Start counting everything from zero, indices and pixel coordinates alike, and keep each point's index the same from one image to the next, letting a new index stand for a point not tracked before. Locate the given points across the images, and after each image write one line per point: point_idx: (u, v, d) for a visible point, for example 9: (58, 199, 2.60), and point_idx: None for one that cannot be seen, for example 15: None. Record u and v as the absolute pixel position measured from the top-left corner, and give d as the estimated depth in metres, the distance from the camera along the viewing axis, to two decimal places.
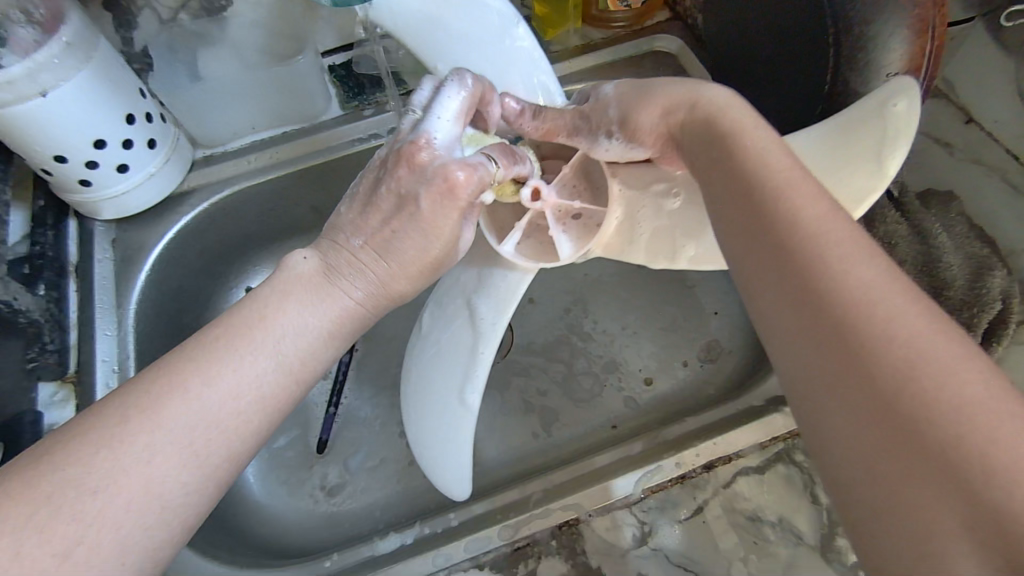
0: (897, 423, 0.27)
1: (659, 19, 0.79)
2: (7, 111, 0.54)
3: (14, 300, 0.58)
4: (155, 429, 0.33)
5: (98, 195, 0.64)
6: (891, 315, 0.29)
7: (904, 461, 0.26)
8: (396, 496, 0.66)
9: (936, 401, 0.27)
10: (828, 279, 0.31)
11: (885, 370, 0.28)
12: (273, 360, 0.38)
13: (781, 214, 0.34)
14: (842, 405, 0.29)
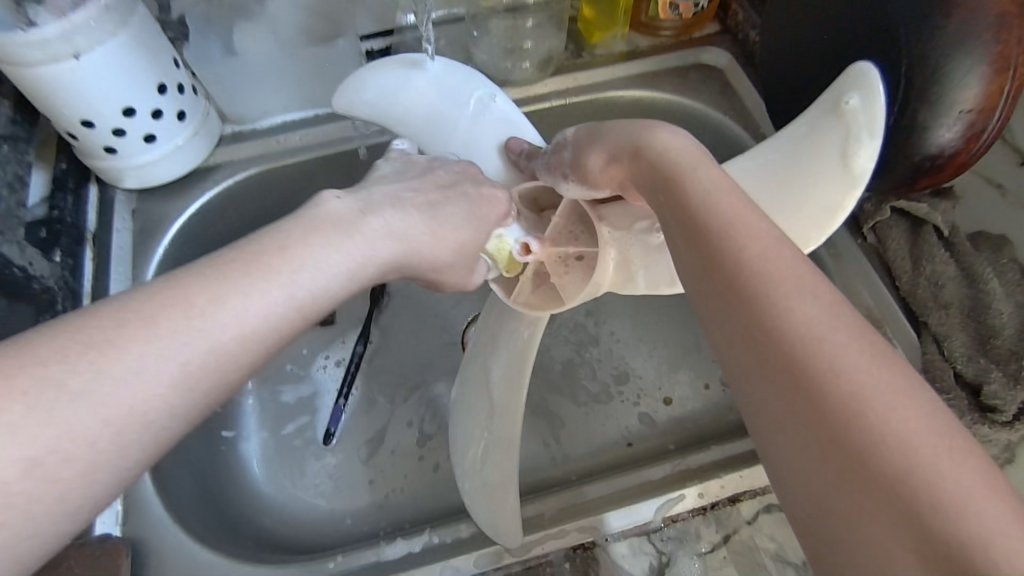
0: (857, 467, 0.22)
1: (708, 31, 0.77)
2: (38, 70, 0.52)
3: (30, 265, 0.55)
4: (161, 349, 0.29)
5: (122, 163, 0.63)
6: (841, 349, 0.25)
7: (868, 510, 0.22)
8: (401, 497, 0.64)
9: (901, 444, 0.22)
10: (773, 313, 0.26)
11: (839, 409, 0.23)
12: (284, 293, 0.34)
13: (725, 241, 0.29)
14: (790, 444, 0.25)
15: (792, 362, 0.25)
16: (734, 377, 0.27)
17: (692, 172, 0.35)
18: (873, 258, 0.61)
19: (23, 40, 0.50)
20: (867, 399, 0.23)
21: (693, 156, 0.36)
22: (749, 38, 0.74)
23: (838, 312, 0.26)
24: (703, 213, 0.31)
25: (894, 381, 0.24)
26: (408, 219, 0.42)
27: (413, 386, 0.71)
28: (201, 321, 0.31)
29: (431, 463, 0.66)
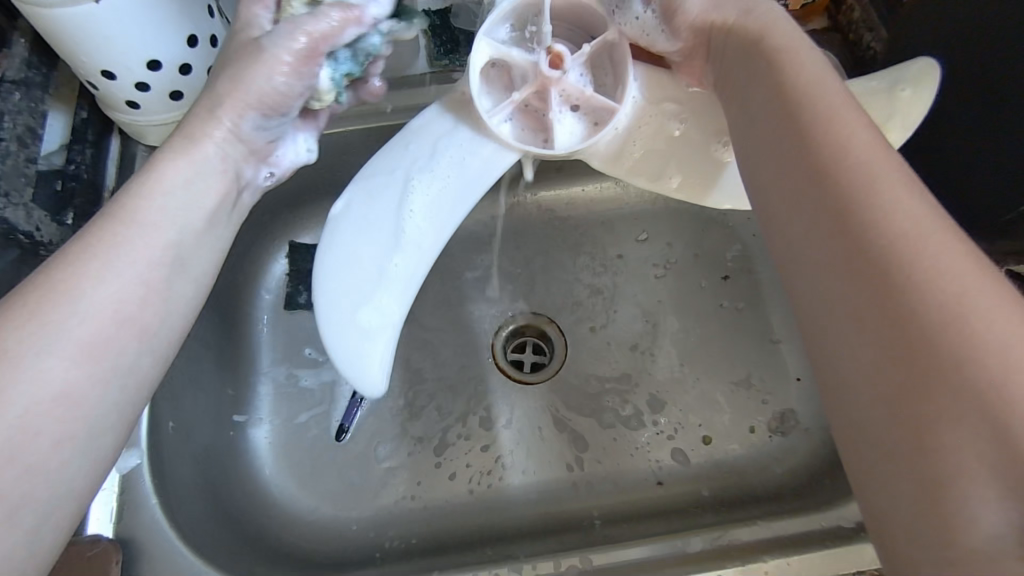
0: (933, 368, 0.27)
1: (815, 26, 0.66)
2: (53, 13, 0.46)
3: (37, 230, 0.50)
4: (64, 351, 0.34)
5: (146, 119, 0.57)
6: (931, 251, 0.29)
7: (933, 406, 0.27)
8: (411, 509, 0.61)
9: (978, 341, 0.27)
10: (870, 211, 0.31)
11: (926, 308, 0.28)
12: (172, 229, 0.40)
13: (858, 196, 0.31)
14: (862, 338, 0.30)
15: (904, 313, 0.29)
16: (833, 322, 0.31)
17: (816, 101, 0.36)
18: None
19: None
20: (986, 360, 0.27)
21: (820, 79, 0.37)
22: (863, 42, 0.63)
23: (966, 259, 0.29)
24: (833, 151, 0.33)
25: (1022, 336, 0.27)
26: (271, 95, 0.44)
27: (436, 388, 0.67)
28: (77, 312, 0.35)
29: (447, 476, 0.63)
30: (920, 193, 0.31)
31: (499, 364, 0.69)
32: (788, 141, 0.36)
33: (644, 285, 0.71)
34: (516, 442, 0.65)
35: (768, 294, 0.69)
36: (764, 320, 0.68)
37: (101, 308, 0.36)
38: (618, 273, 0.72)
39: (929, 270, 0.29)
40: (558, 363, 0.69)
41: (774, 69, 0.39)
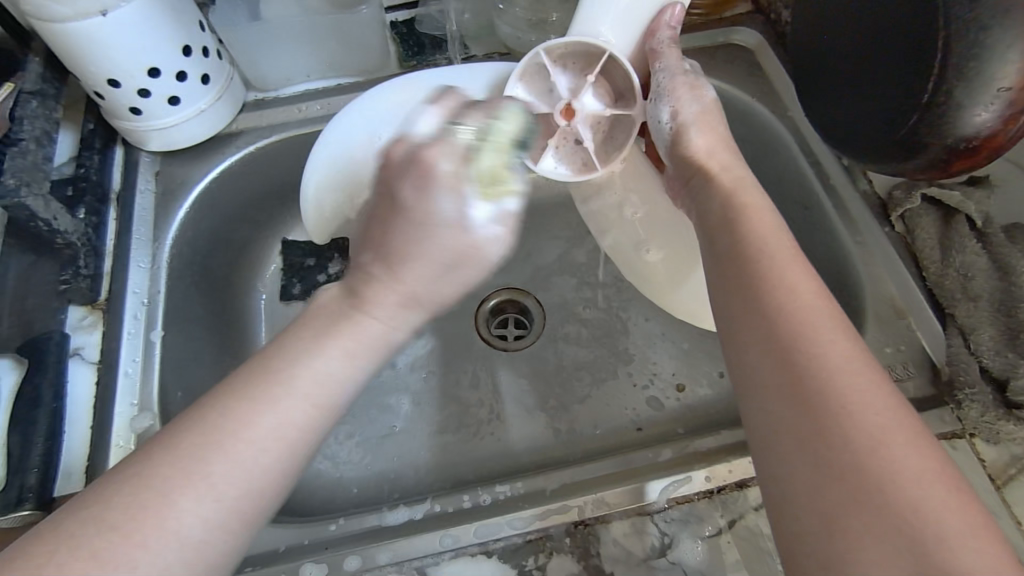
0: (862, 491, 0.29)
1: (739, 11, 0.75)
2: (66, 27, 0.53)
3: (54, 220, 0.55)
4: (247, 442, 0.31)
5: (146, 125, 0.63)
6: (862, 391, 0.32)
7: (863, 526, 0.28)
8: (406, 469, 0.65)
9: (897, 475, 0.29)
10: (810, 348, 0.33)
11: (855, 438, 0.30)
12: (357, 366, 0.35)
13: (804, 338, 0.34)
14: (798, 461, 0.31)
15: (802, 374, 0.32)
16: (746, 385, 0.35)
17: (749, 214, 0.42)
18: (899, 248, 0.59)
19: None
20: (870, 420, 0.30)
21: (751, 198, 0.43)
22: (781, 18, 0.71)
23: (894, 403, 0.31)
24: (757, 257, 0.38)
25: (893, 411, 0.31)
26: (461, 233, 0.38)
27: (423, 361, 0.72)
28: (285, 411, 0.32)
29: (438, 438, 0.67)
30: (855, 336, 0.34)
31: (483, 336, 0.74)
32: (728, 244, 0.41)
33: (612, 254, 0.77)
34: (502, 404, 0.69)
35: None
36: None
37: (314, 397, 0.33)
38: (588, 248, 0.78)
39: (830, 346, 0.33)
40: (536, 330, 0.74)
41: (726, 190, 0.45)
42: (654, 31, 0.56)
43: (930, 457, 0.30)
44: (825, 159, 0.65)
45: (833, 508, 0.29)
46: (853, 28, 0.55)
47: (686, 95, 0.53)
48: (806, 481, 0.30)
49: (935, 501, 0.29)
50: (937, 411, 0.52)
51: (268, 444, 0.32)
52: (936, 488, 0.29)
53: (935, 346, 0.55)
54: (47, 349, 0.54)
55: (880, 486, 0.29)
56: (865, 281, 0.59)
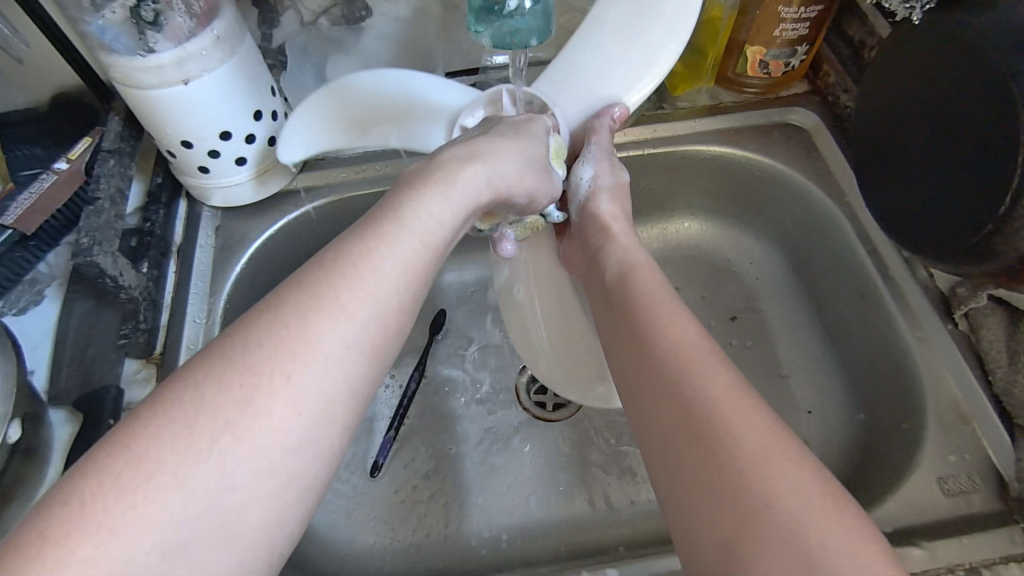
0: (749, 506, 0.33)
1: (795, 90, 0.75)
2: (148, 93, 0.56)
3: (120, 276, 0.56)
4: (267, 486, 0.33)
5: (212, 182, 0.65)
6: (738, 420, 0.36)
7: (753, 540, 0.32)
8: (438, 542, 0.64)
9: (777, 489, 0.33)
10: (692, 392, 0.39)
11: (739, 463, 0.35)
12: (373, 297, 0.38)
13: (688, 382, 0.39)
14: (696, 491, 0.35)
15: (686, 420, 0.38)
16: (649, 439, 0.40)
17: (645, 285, 0.49)
18: (964, 349, 0.57)
19: (141, 65, 0.54)
20: (753, 447, 0.35)
21: (646, 267, 0.51)
22: (840, 101, 0.71)
23: (770, 428, 0.36)
24: (647, 315, 0.45)
25: (770, 434, 0.36)
26: (449, 203, 0.45)
27: (461, 426, 0.71)
28: (323, 332, 0.36)
29: (474, 509, 0.66)
30: (730, 372, 0.40)
31: (522, 403, 0.73)
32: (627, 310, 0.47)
33: None
34: (539, 476, 0.68)
35: (773, 330, 0.73)
36: (771, 354, 0.72)
37: (339, 340, 0.36)
38: None
39: (703, 387, 0.39)
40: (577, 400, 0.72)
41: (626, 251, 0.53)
42: (596, 120, 0.60)
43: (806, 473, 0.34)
44: (883, 247, 0.64)
45: (736, 542, 0.33)
46: (919, 125, 0.54)
47: (607, 169, 0.60)
48: (710, 524, 0.34)
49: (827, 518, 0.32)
50: (1006, 530, 0.49)
51: (252, 449, 0.32)
52: (816, 502, 0.33)
53: (1003, 457, 0.52)
54: (103, 405, 0.55)
55: (767, 504, 0.33)
56: (925, 379, 0.57)
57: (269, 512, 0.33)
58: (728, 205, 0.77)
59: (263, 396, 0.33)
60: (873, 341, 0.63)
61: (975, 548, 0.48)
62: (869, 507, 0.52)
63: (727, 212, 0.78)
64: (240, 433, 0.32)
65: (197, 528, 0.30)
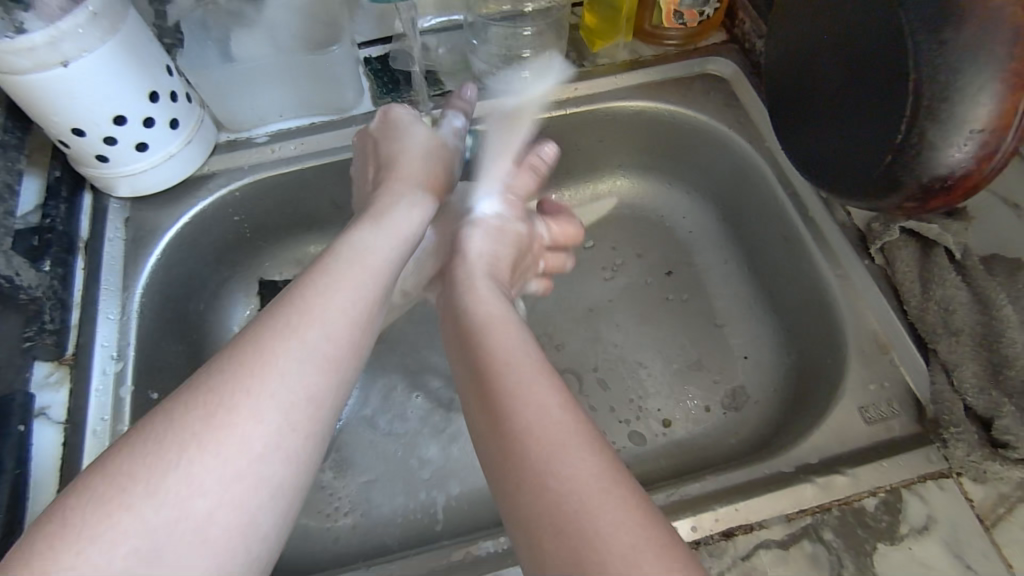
0: (547, 503, 0.33)
1: (714, 40, 0.75)
2: (25, 78, 0.52)
3: (16, 276, 0.54)
4: (234, 436, 0.34)
5: (114, 171, 0.62)
6: (547, 417, 0.36)
7: (543, 530, 0.32)
8: (383, 521, 0.63)
9: (561, 481, 0.33)
10: (513, 386, 0.39)
11: (534, 446, 0.35)
12: (366, 270, 0.43)
13: (504, 380, 0.39)
14: (513, 476, 0.35)
15: (489, 375, 0.40)
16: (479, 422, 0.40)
17: (495, 335, 0.44)
18: (881, 283, 0.58)
19: (10, 48, 0.50)
20: (547, 427, 0.36)
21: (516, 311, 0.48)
22: (756, 48, 0.71)
23: (566, 418, 0.37)
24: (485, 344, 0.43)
25: (562, 422, 0.36)
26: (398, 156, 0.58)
27: (403, 403, 0.69)
28: (323, 304, 0.40)
29: (419, 484, 0.65)
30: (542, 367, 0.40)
31: None
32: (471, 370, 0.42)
33: (595, 287, 0.75)
34: None
35: (708, 282, 0.74)
36: (708, 305, 0.72)
37: (333, 316, 0.40)
38: (573, 282, 0.76)
39: (525, 407, 0.37)
40: None
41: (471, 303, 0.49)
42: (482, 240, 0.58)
43: (624, 499, 0.33)
44: (803, 190, 0.65)
45: (516, 493, 0.34)
46: (825, 56, 0.54)
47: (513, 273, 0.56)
48: (517, 502, 0.34)
49: (596, 505, 0.32)
50: (922, 450, 0.51)
51: (250, 424, 0.35)
52: (629, 521, 0.32)
53: (919, 382, 0.54)
54: (11, 411, 0.52)
55: (548, 483, 0.33)
56: (847, 315, 0.58)
57: (250, 491, 0.34)
58: (656, 158, 0.77)
59: (245, 384, 0.35)
60: (799, 282, 0.65)
61: (895, 470, 0.50)
62: (798, 440, 0.53)
63: (655, 168, 0.78)
64: (236, 407, 0.35)
65: (230, 474, 0.33)
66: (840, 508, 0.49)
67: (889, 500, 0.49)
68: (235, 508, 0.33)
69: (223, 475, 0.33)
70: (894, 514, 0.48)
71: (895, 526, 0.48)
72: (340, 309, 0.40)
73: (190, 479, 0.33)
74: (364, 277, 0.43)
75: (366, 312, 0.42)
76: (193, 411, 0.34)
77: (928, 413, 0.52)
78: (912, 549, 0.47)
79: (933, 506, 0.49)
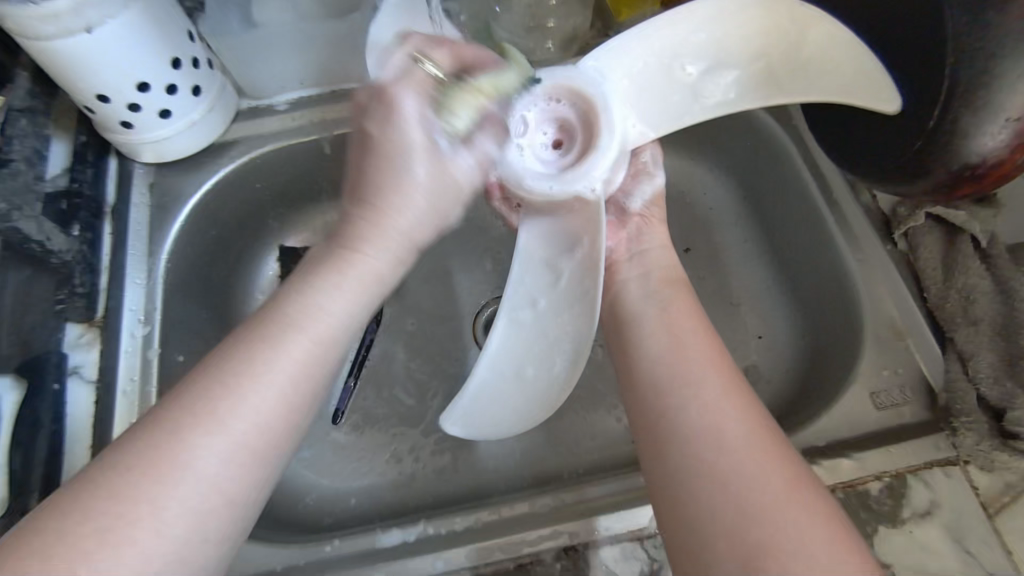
0: (740, 499, 0.37)
1: None
2: (51, 45, 0.52)
3: (48, 240, 0.57)
4: (199, 478, 0.36)
5: (138, 138, 0.63)
6: (731, 420, 0.40)
7: (733, 519, 0.36)
8: (398, 483, 0.65)
9: (752, 481, 0.37)
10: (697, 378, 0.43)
11: (727, 442, 0.39)
12: (304, 346, 0.41)
13: (690, 369, 0.43)
14: (695, 463, 0.39)
15: (671, 363, 0.44)
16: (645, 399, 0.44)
17: (681, 324, 0.47)
18: (903, 267, 0.58)
19: (35, 15, 0.50)
20: (737, 426, 0.40)
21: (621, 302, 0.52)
22: None
23: (752, 422, 0.41)
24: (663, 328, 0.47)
25: (747, 425, 0.40)
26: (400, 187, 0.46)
27: (419, 370, 0.71)
28: (275, 361, 0.40)
29: (433, 450, 0.67)
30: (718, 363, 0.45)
31: (479, 342, 0.72)
32: (650, 355, 0.46)
33: None
34: None
35: (726, 259, 0.73)
36: (725, 283, 0.72)
37: (287, 362, 0.40)
38: None
39: (723, 411, 0.41)
40: None
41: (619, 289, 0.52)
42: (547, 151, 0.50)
43: (810, 504, 0.37)
44: (829, 170, 0.64)
45: (699, 480, 0.38)
46: None
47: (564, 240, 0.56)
48: (696, 485, 0.38)
49: (787, 508, 0.36)
50: (932, 437, 0.51)
51: (215, 466, 0.37)
52: (811, 523, 0.36)
53: (934, 369, 0.54)
54: (46, 368, 0.55)
55: (739, 480, 0.37)
56: (865, 299, 0.58)
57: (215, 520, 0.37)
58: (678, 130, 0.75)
59: (210, 424, 0.37)
60: (818, 263, 0.64)
61: (901, 455, 0.50)
62: (808, 423, 0.54)
63: (677, 140, 0.76)
64: (194, 452, 0.36)
65: (193, 509, 0.36)
66: (844, 490, 0.50)
67: (893, 484, 0.50)
68: (191, 535, 0.36)
69: (182, 515, 0.35)
70: (897, 498, 0.49)
71: (897, 509, 0.49)
72: (291, 357, 0.40)
73: (139, 521, 0.34)
74: (306, 353, 0.41)
75: (319, 361, 0.42)
76: (155, 454, 0.36)
77: (939, 401, 0.52)
78: (913, 532, 0.48)
79: (937, 491, 0.49)
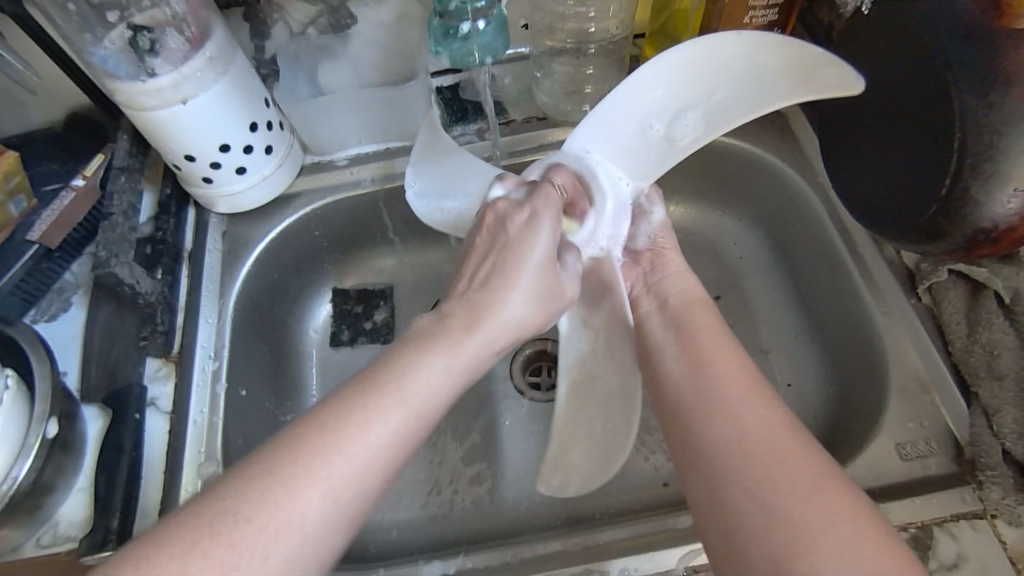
0: (773, 506, 0.38)
1: None
2: (152, 114, 0.60)
3: (137, 283, 0.63)
4: (306, 503, 0.37)
5: (216, 191, 0.70)
6: (761, 428, 0.42)
7: (771, 526, 0.37)
8: (438, 516, 0.69)
9: (781, 489, 0.38)
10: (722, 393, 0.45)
11: (757, 453, 0.40)
12: (404, 411, 0.41)
13: (714, 382, 0.46)
14: (730, 471, 0.40)
15: (696, 381, 0.46)
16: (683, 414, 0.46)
17: (703, 347, 0.49)
18: (927, 322, 0.60)
19: (142, 89, 0.58)
20: (765, 434, 0.41)
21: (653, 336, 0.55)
22: None
23: (782, 431, 0.41)
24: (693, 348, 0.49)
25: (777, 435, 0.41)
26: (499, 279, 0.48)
27: (459, 408, 0.75)
28: (385, 409, 0.40)
29: (471, 486, 0.70)
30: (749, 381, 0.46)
31: (516, 383, 0.76)
32: (680, 369, 0.48)
33: None
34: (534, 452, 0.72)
35: (756, 308, 0.76)
36: (755, 331, 0.74)
37: (397, 413, 0.40)
38: None
39: (756, 420, 0.42)
40: None
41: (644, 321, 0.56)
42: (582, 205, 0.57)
43: (851, 514, 0.37)
44: (854, 227, 0.67)
45: (732, 488, 0.39)
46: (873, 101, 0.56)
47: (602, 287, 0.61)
48: (724, 493, 0.40)
49: (821, 519, 0.36)
50: (957, 490, 0.52)
51: (319, 491, 0.37)
52: (850, 534, 0.36)
53: (959, 423, 0.56)
54: (129, 400, 0.61)
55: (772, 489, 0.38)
56: (889, 352, 0.60)
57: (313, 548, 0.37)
58: (708, 184, 0.79)
59: (318, 455, 0.38)
60: (845, 315, 0.66)
61: (927, 507, 0.52)
62: None
63: (706, 194, 0.80)
64: (305, 479, 0.37)
65: (298, 538, 0.36)
66: None
67: (919, 535, 0.51)
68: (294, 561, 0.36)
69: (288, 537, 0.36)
70: (923, 550, 0.50)
71: (924, 561, 0.50)
72: (403, 406, 0.41)
73: (250, 538, 0.35)
74: (406, 423, 0.40)
75: (429, 407, 0.42)
76: (269, 479, 0.37)
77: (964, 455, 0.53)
78: None
79: (964, 544, 0.50)
